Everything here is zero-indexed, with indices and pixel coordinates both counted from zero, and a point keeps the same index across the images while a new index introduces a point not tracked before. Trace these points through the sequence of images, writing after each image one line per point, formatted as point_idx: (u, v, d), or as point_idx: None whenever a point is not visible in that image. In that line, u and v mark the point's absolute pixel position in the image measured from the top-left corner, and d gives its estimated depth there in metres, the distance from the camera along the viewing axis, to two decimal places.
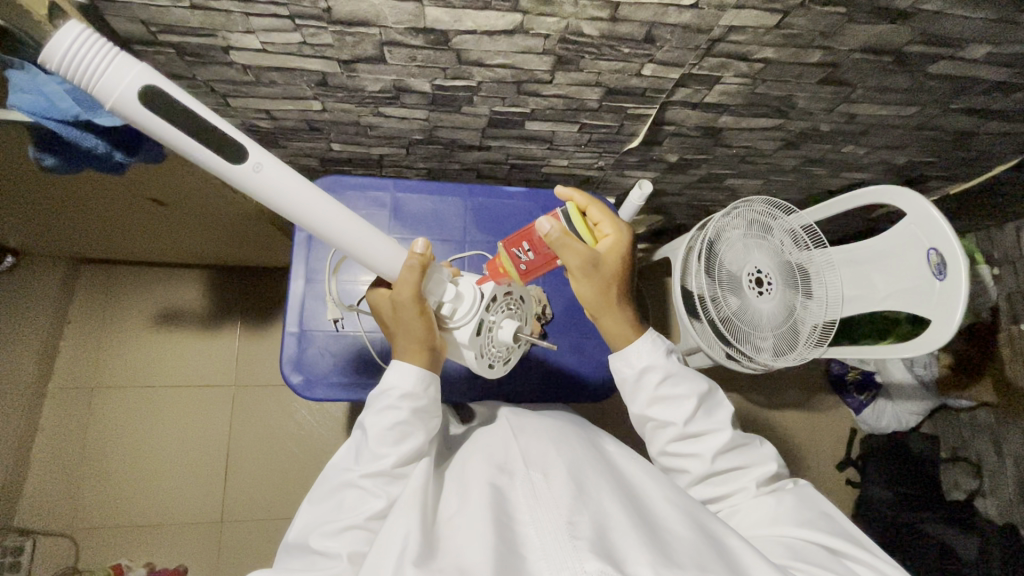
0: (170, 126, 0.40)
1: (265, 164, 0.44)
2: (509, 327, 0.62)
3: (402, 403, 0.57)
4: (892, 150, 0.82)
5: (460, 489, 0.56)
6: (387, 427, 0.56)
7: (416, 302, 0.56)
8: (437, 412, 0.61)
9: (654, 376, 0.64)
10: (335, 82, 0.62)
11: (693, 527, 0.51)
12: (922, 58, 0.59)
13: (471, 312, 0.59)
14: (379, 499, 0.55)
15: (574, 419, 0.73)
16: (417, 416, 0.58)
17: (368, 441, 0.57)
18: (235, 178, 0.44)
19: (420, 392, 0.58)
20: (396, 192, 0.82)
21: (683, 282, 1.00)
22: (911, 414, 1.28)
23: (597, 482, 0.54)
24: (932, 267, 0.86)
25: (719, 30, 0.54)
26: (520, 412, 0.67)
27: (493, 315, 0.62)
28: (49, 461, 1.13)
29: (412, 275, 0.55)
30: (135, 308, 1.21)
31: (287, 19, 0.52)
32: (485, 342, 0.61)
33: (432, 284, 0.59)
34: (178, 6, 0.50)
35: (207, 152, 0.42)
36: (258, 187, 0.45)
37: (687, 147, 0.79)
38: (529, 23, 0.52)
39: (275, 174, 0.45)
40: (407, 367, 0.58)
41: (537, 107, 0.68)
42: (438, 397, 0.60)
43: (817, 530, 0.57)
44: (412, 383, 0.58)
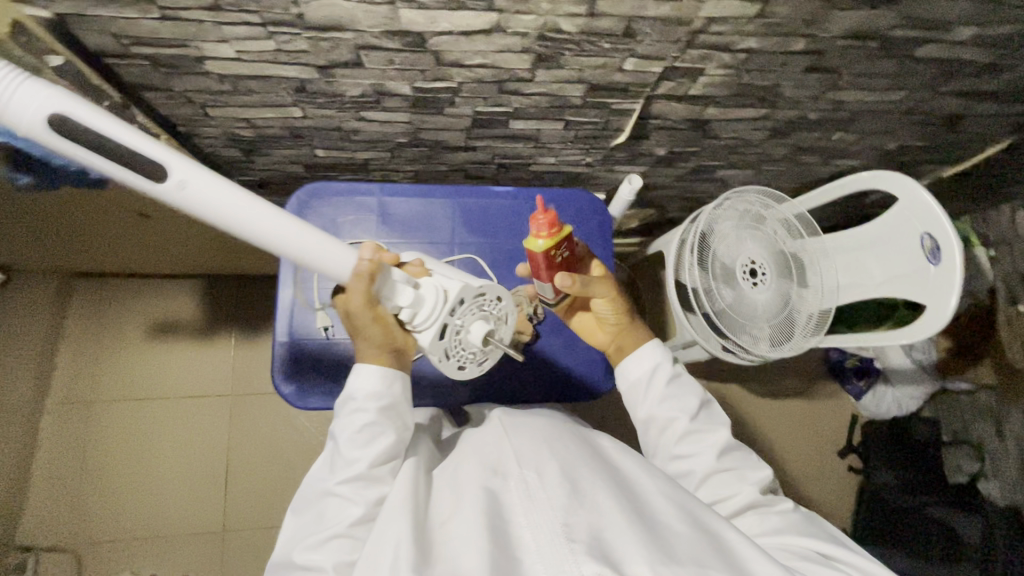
0: (89, 155, 0.38)
1: (189, 181, 0.41)
2: (478, 331, 0.55)
3: (367, 405, 0.56)
4: (882, 135, 0.81)
5: (452, 492, 0.55)
6: (356, 430, 0.56)
7: (366, 309, 0.52)
8: (406, 409, 0.59)
9: (662, 375, 0.67)
10: (314, 88, 0.61)
11: (685, 519, 0.51)
12: (908, 42, 0.58)
13: (430, 317, 0.53)
14: (357, 505, 0.54)
15: (567, 417, 0.71)
16: (385, 414, 0.57)
17: (340, 447, 0.56)
18: (164, 198, 0.42)
19: (382, 390, 0.57)
20: (382, 196, 0.80)
21: (677, 274, 1.00)
22: (911, 398, 1.29)
23: (591, 479, 0.53)
24: (927, 252, 0.87)
25: (699, 21, 0.53)
26: (511, 411, 0.66)
27: (459, 318, 0.54)
28: (49, 476, 1.13)
29: (360, 283, 0.52)
30: (130, 319, 1.21)
31: (259, 25, 0.51)
32: (450, 346, 0.55)
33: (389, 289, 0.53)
34: (147, 17, 0.49)
35: (126, 171, 0.40)
36: (185, 205, 0.42)
37: (675, 140, 0.79)
38: (505, 22, 0.52)
39: (203, 191, 0.42)
40: (367, 369, 0.57)
41: (520, 106, 0.67)
42: (405, 394, 0.59)
43: (816, 540, 0.56)
44: (373, 383, 0.57)
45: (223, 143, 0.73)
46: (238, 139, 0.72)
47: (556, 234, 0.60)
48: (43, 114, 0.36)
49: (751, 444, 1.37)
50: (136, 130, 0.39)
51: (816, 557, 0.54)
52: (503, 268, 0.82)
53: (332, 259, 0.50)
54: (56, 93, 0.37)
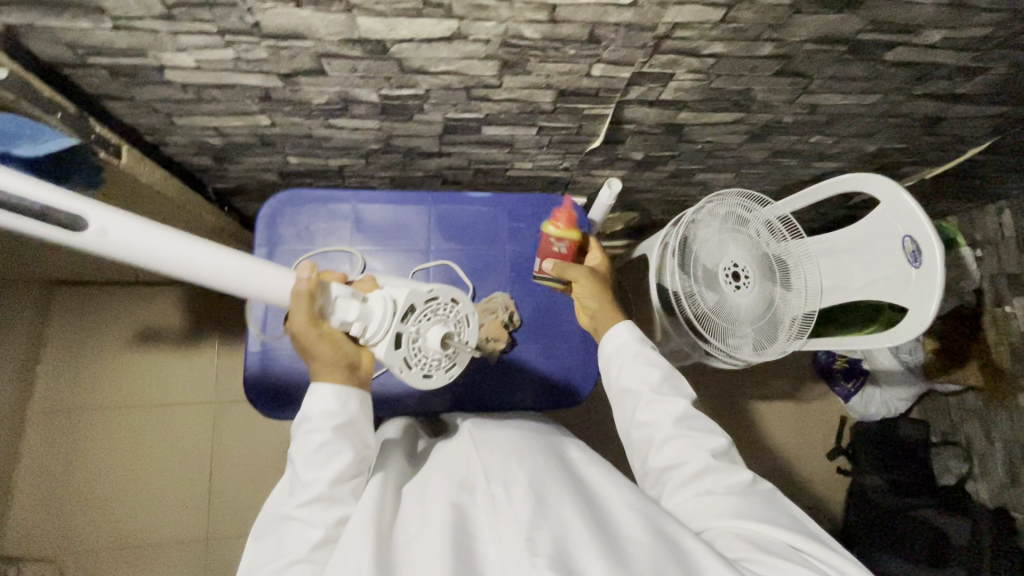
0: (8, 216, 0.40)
1: (108, 227, 0.41)
2: (435, 336, 0.54)
3: (321, 425, 0.53)
4: (860, 138, 0.80)
5: (419, 508, 0.54)
6: (312, 451, 0.52)
7: (312, 329, 0.51)
8: (367, 426, 0.55)
9: (628, 347, 0.68)
10: (279, 96, 0.61)
11: (648, 530, 0.50)
12: (877, 46, 0.57)
13: (382, 328, 0.52)
14: (318, 528, 0.51)
15: (540, 426, 0.70)
16: (341, 433, 0.53)
17: (296, 470, 0.53)
18: (86, 248, 0.42)
19: (337, 409, 0.53)
20: (356, 203, 0.79)
21: (659, 277, 1.00)
22: (898, 401, 1.30)
23: (559, 493, 0.53)
24: (908, 254, 0.87)
25: (664, 27, 0.52)
26: (480, 424, 0.65)
27: (412, 324, 0.54)
28: (32, 486, 1.12)
29: (301, 303, 0.50)
30: (113, 327, 1.20)
31: (216, 34, 0.50)
32: (410, 353, 0.54)
33: (335, 305, 0.52)
34: (100, 27, 0.48)
35: (46, 228, 0.41)
36: (108, 252, 0.42)
37: (651, 144, 0.78)
38: (466, 29, 0.51)
39: (123, 233, 0.42)
40: (321, 389, 0.53)
41: (490, 112, 0.67)
42: (364, 410, 0.55)
43: (782, 528, 0.55)
44: (327, 402, 0.53)
45: (192, 152, 0.72)
46: (207, 147, 0.72)
47: (562, 224, 0.74)
48: None
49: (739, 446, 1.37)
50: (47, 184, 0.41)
51: (781, 547, 0.53)
52: (479, 274, 0.81)
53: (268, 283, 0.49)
54: None
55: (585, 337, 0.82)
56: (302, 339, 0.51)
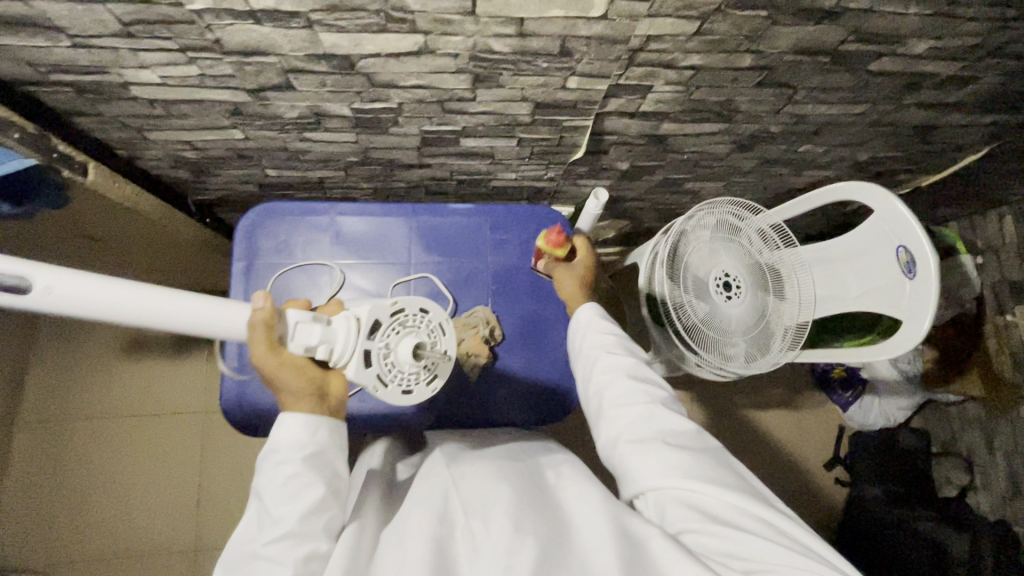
0: None
1: (53, 285, 0.38)
2: (406, 347, 0.52)
3: (290, 456, 0.50)
4: (851, 147, 0.78)
5: (395, 543, 0.53)
6: (280, 483, 0.49)
7: (274, 359, 0.47)
8: (338, 455, 0.53)
9: (586, 322, 0.69)
10: (249, 111, 0.60)
11: (619, 536, 0.49)
12: (861, 56, 0.55)
13: (348, 347, 0.50)
14: (285, 567, 0.47)
15: (513, 445, 0.69)
16: (311, 464, 0.50)
17: (265, 504, 0.50)
18: (32, 308, 0.38)
19: (306, 439, 0.50)
20: (336, 215, 0.78)
21: (648, 287, 0.98)
22: (898, 410, 1.26)
23: (533, 517, 0.52)
24: (903, 265, 0.85)
25: (636, 40, 0.50)
26: (453, 451, 0.65)
27: (379, 339, 0.51)
28: (21, 496, 1.12)
29: (262, 335, 0.47)
30: (102, 336, 1.20)
31: (177, 51, 0.49)
32: (382, 369, 0.51)
33: (296, 331, 0.49)
34: (59, 45, 0.47)
35: None
36: (59, 309, 0.39)
37: (636, 154, 0.76)
38: (433, 43, 0.49)
39: (74, 288, 0.39)
40: (288, 419, 0.50)
41: (467, 124, 0.65)
42: (335, 439, 0.52)
43: (736, 495, 0.54)
44: (296, 432, 0.50)
45: (169, 165, 0.71)
46: (183, 161, 0.71)
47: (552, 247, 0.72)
48: None
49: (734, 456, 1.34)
50: None
51: (734, 517, 0.52)
52: (461, 287, 0.80)
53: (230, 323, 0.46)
54: None
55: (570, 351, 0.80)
56: (264, 369, 0.47)
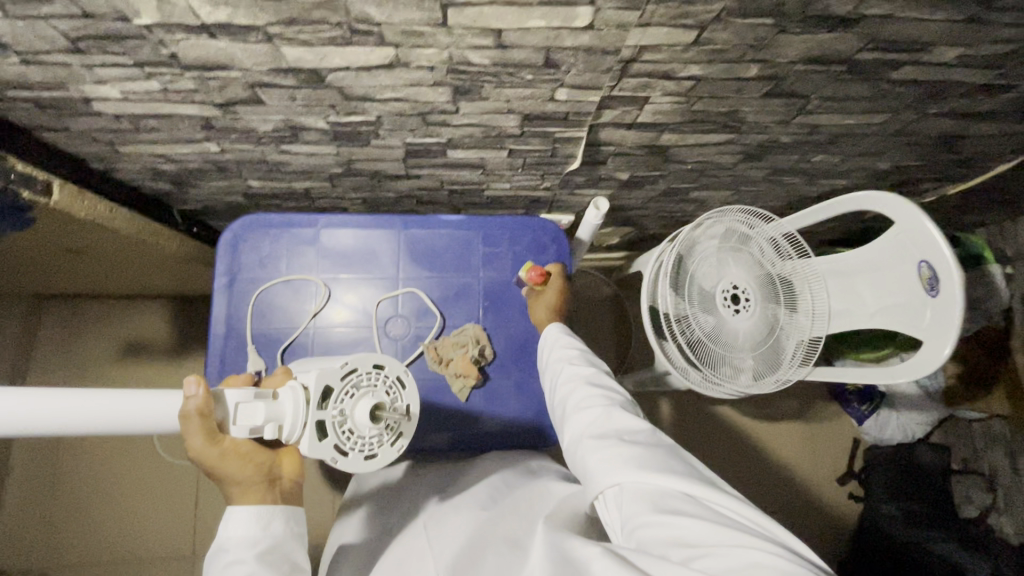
0: None
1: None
2: (362, 410, 0.49)
3: (243, 555, 0.49)
4: (870, 156, 0.73)
5: None
6: None
7: (212, 448, 0.47)
8: (294, 546, 0.52)
9: (551, 336, 0.70)
10: (221, 125, 0.57)
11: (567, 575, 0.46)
12: (879, 65, 0.50)
13: (298, 421, 0.48)
14: None
15: (487, 483, 0.66)
16: (266, 560, 0.49)
17: None
18: None
19: (260, 533, 0.50)
20: (322, 227, 0.75)
21: (651, 299, 0.94)
22: (917, 425, 1.21)
23: None
24: (925, 282, 0.79)
25: (629, 50, 0.46)
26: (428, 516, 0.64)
27: (333, 409, 0.49)
28: (20, 500, 1.13)
29: (193, 424, 0.46)
30: (100, 340, 1.19)
31: (134, 67, 0.46)
32: (339, 438, 0.49)
33: (237, 414, 0.48)
34: (8, 62, 0.44)
35: None
36: None
37: (636, 164, 0.72)
38: (405, 56, 0.46)
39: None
40: (239, 513, 0.50)
41: (453, 136, 0.62)
42: (288, 530, 0.52)
43: (693, 488, 0.49)
44: (249, 528, 0.50)
45: (147, 178, 0.69)
46: (162, 173, 0.68)
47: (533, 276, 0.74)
48: None
49: (742, 469, 1.30)
50: None
51: (690, 510, 0.48)
52: (450, 305, 0.76)
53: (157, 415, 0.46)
54: None
55: None
56: (204, 461, 0.47)
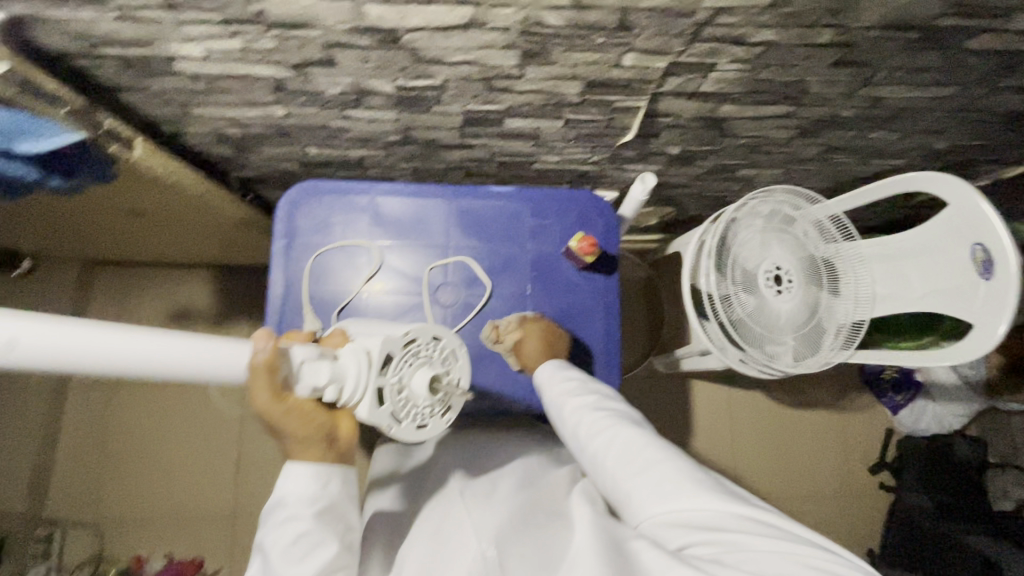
0: None
1: (19, 336, 0.31)
2: (421, 381, 0.49)
3: (301, 511, 0.50)
4: (929, 135, 0.72)
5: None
6: (289, 543, 0.50)
7: (278, 406, 0.44)
8: (349, 508, 0.53)
9: (548, 373, 0.68)
10: (292, 87, 0.58)
11: (612, 552, 0.47)
12: (956, 32, 0.49)
13: (361, 385, 0.47)
14: None
15: (519, 469, 0.67)
16: (322, 519, 0.51)
17: (272, 564, 0.50)
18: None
19: (318, 492, 0.51)
20: (375, 196, 0.77)
21: (692, 279, 0.94)
22: (954, 417, 1.20)
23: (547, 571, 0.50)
24: (979, 265, 0.78)
25: (704, 12, 0.46)
26: (467, 484, 0.65)
27: (394, 375, 0.49)
28: (73, 457, 1.18)
29: (261, 380, 0.42)
30: (147, 306, 1.23)
31: (221, 24, 0.47)
32: (398, 406, 0.49)
33: (304, 374, 0.45)
34: (105, 17, 0.46)
35: None
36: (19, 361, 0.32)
37: (688, 138, 0.72)
38: (482, 16, 0.47)
39: (42, 338, 0.31)
40: (299, 472, 0.51)
41: (512, 104, 0.62)
42: (347, 490, 0.53)
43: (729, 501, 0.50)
44: (306, 486, 0.50)
45: (212, 142, 0.71)
46: (226, 138, 0.70)
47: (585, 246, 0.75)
48: None
49: (773, 455, 1.30)
50: None
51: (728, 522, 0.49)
52: (498, 276, 0.78)
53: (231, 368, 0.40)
54: None
55: (607, 346, 0.78)
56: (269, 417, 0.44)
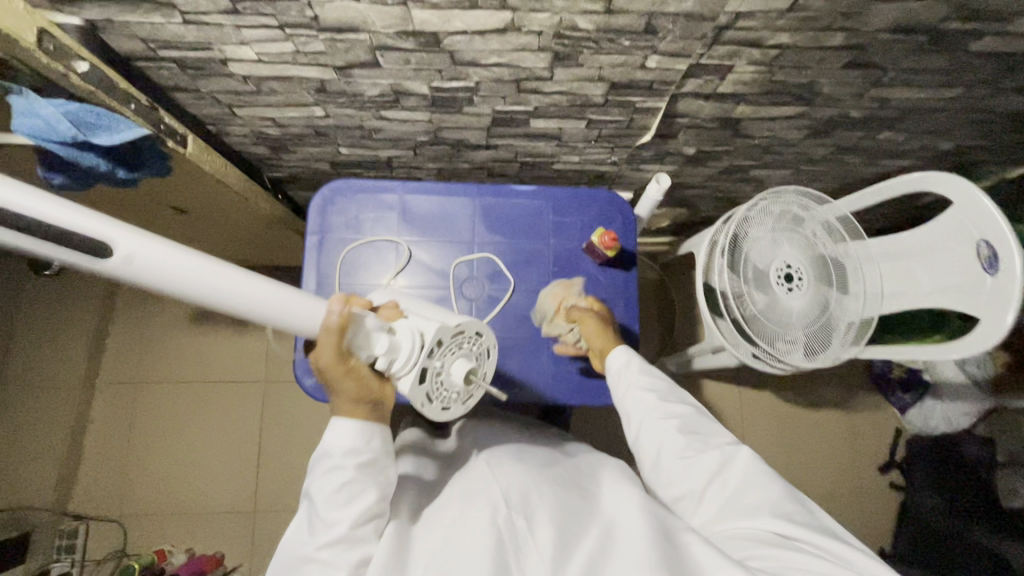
0: (7, 230, 0.32)
1: (136, 253, 0.35)
2: (459, 370, 0.53)
3: (345, 462, 0.53)
4: (934, 135, 0.75)
5: (438, 538, 0.55)
6: (334, 490, 0.52)
7: (339, 365, 0.50)
8: (389, 462, 0.56)
9: (626, 366, 0.68)
10: (334, 88, 0.62)
11: (664, 540, 0.49)
12: (960, 35, 0.53)
13: (409, 362, 0.51)
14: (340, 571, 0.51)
15: (548, 450, 0.69)
16: (365, 471, 0.53)
17: (318, 509, 0.53)
18: (108, 274, 0.36)
19: (362, 445, 0.54)
20: (404, 194, 0.81)
21: (706, 277, 0.97)
22: (962, 416, 1.19)
23: (576, 528, 0.52)
24: (984, 260, 0.80)
25: (725, 17, 0.50)
26: (494, 451, 0.66)
27: (439, 360, 0.53)
28: (97, 453, 1.20)
29: (331, 337, 0.49)
30: (172, 306, 1.27)
31: (277, 28, 0.51)
32: (434, 388, 0.53)
33: (364, 339, 0.51)
34: (171, 22, 0.50)
35: (69, 253, 0.34)
36: (130, 278, 0.36)
37: (704, 139, 0.75)
38: (519, 21, 0.50)
39: (156, 257, 0.36)
40: (344, 425, 0.53)
41: (539, 105, 0.66)
42: (388, 445, 0.56)
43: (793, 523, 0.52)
44: (352, 439, 0.53)
45: (251, 142, 0.75)
46: (265, 138, 0.74)
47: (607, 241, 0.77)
48: None
49: (784, 454, 1.32)
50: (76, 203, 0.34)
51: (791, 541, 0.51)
52: (521, 271, 0.81)
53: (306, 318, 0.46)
54: None
55: (627, 338, 0.81)
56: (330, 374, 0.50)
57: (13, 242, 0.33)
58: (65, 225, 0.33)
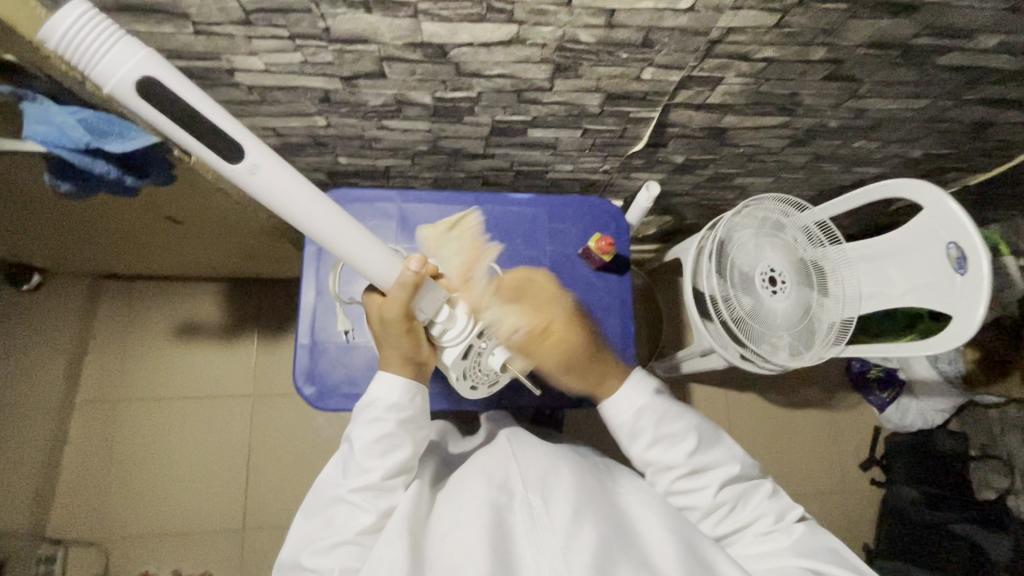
0: (165, 118, 0.40)
1: (263, 167, 0.42)
2: (499, 356, 0.63)
3: (387, 415, 0.60)
4: (905, 144, 0.80)
5: (450, 509, 0.56)
6: (375, 440, 0.59)
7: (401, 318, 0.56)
8: (425, 422, 0.62)
9: (647, 420, 0.65)
10: (337, 98, 0.63)
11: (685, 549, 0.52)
12: (929, 49, 0.57)
13: (459, 338, 0.60)
14: (369, 514, 0.58)
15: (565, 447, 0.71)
16: (404, 426, 0.60)
17: (356, 454, 0.60)
18: (236, 179, 0.43)
19: (405, 402, 0.61)
20: (402, 203, 0.82)
21: (694, 281, 1.00)
22: (936, 412, 1.25)
23: (589, 503, 0.54)
24: (953, 261, 0.85)
25: (717, 31, 0.53)
26: (517, 434, 0.66)
27: (484, 342, 0.62)
28: (79, 471, 1.17)
29: (402, 292, 0.54)
30: (156, 320, 1.25)
31: (287, 39, 0.53)
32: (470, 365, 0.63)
33: (427, 302, 0.57)
34: (182, 32, 0.51)
35: (211, 151, 0.41)
36: (251, 187, 0.44)
37: (693, 147, 0.79)
38: (524, 34, 0.53)
39: (274, 176, 0.43)
40: (391, 379, 0.60)
41: (537, 115, 0.68)
42: (427, 407, 0.62)
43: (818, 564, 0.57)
44: (398, 394, 0.60)
45: None
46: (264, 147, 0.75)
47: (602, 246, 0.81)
48: (136, 75, 0.38)
49: (770, 454, 1.35)
50: (228, 115, 0.41)
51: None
52: None
53: (381, 269, 0.51)
54: (146, 55, 0.38)
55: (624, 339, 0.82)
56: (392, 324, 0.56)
57: (170, 132, 0.41)
58: (214, 125, 0.40)
